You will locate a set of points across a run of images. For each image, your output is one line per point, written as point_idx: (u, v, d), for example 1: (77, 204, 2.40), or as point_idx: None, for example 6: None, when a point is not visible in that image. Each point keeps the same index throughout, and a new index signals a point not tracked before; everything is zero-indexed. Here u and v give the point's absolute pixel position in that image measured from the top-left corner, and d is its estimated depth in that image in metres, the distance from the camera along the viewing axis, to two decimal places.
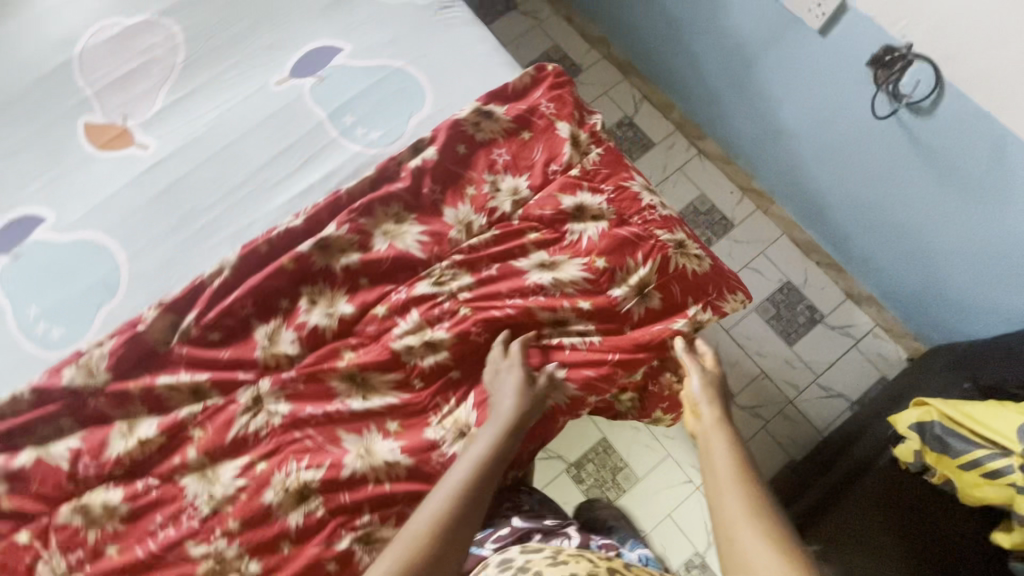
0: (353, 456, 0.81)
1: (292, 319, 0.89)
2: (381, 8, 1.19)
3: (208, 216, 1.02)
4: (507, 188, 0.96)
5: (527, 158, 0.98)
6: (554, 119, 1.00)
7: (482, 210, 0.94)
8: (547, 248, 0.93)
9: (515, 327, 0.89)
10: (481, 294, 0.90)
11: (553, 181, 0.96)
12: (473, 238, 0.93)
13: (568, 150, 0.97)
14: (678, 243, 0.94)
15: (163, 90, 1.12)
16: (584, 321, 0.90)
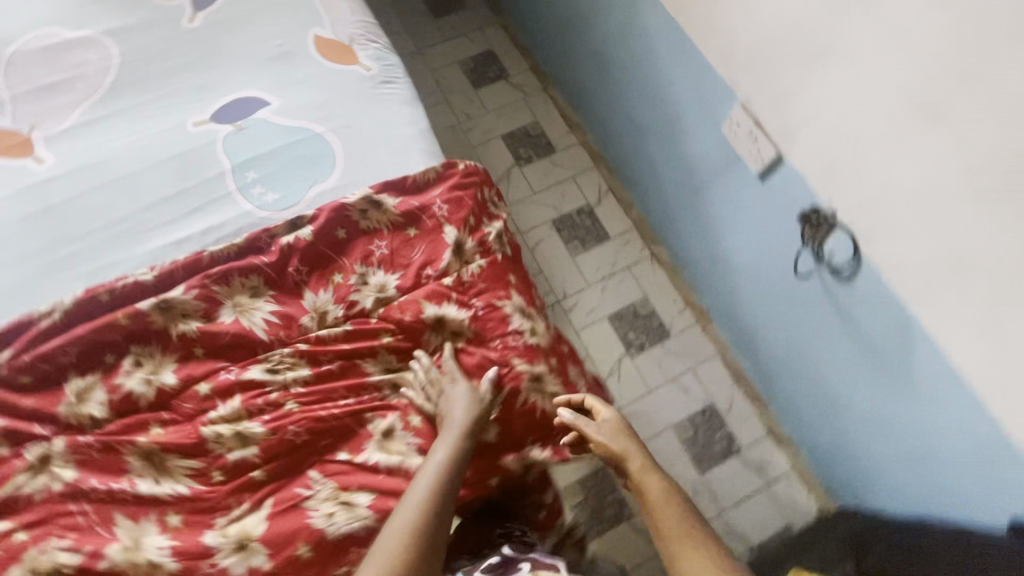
0: (118, 546, 0.75)
1: (111, 378, 0.84)
2: (320, 69, 1.19)
3: (76, 246, 0.98)
4: (376, 282, 0.93)
5: (406, 256, 0.95)
6: (444, 221, 0.98)
7: (342, 301, 0.91)
8: (398, 354, 0.89)
9: (336, 435, 0.83)
10: (313, 391, 0.85)
11: (423, 285, 0.93)
12: (324, 328, 0.89)
13: (448, 258, 0.95)
14: (538, 381, 0.91)
15: (79, 109, 1.11)
16: (409, 439, 0.84)
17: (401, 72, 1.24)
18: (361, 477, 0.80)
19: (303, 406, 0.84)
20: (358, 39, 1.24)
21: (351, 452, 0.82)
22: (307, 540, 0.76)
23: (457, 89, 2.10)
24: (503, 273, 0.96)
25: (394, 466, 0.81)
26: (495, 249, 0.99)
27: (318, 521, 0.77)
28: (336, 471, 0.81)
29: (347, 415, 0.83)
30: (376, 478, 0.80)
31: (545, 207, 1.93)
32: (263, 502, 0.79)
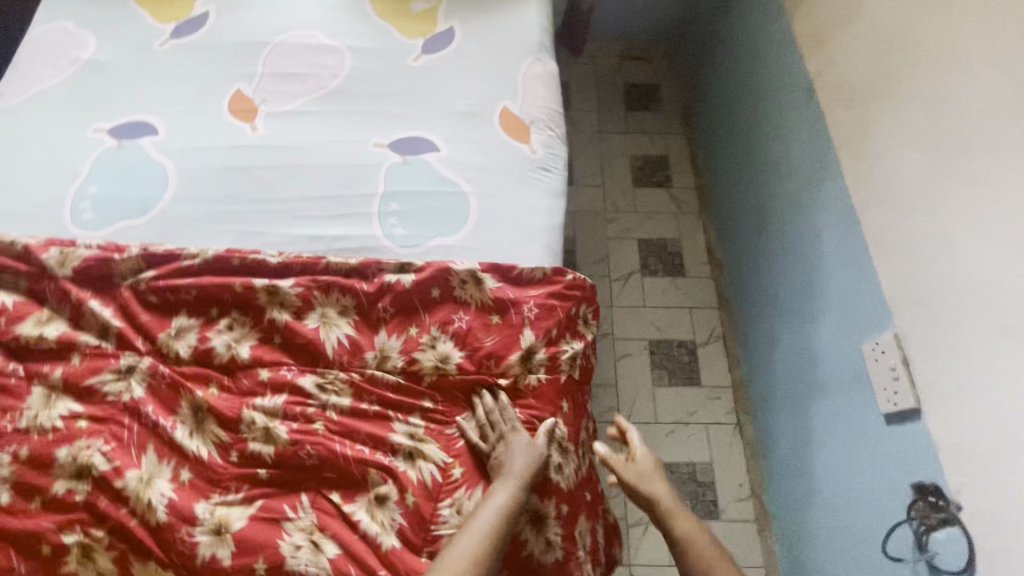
0: (137, 473, 0.85)
1: (206, 328, 0.97)
2: (493, 137, 1.28)
3: (242, 208, 1.16)
4: (442, 350, 0.96)
5: (479, 339, 0.97)
6: (528, 324, 0.99)
7: (405, 353, 0.95)
8: (427, 426, 0.91)
9: (339, 473, 0.86)
10: (343, 422, 0.89)
11: (481, 376, 0.95)
12: (378, 370, 0.94)
13: (514, 361, 0.96)
14: (539, 521, 0.90)
15: (300, 99, 1.32)
16: (397, 511, 0.84)
17: (561, 165, 1.29)
18: (339, 526, 0.83)
19: (327, 433, 0.88)
20: (538, 123, 1.32)
21: (342, 497, 0.85)
22: (267, 559, 0.80)
23: (620, 177, 2.07)
24: (558, 400, 0.96)
25: (369, 533, 0.82)
26: (563, 371, 0.98)
27: (284, 547, 0.81)
28: (322, 508, 0.84)
29: (356, 462, 0.86)
30: (350, 535, 0.82)
31: (647, 324, 1.84)
32: (253, 501, 0.84)
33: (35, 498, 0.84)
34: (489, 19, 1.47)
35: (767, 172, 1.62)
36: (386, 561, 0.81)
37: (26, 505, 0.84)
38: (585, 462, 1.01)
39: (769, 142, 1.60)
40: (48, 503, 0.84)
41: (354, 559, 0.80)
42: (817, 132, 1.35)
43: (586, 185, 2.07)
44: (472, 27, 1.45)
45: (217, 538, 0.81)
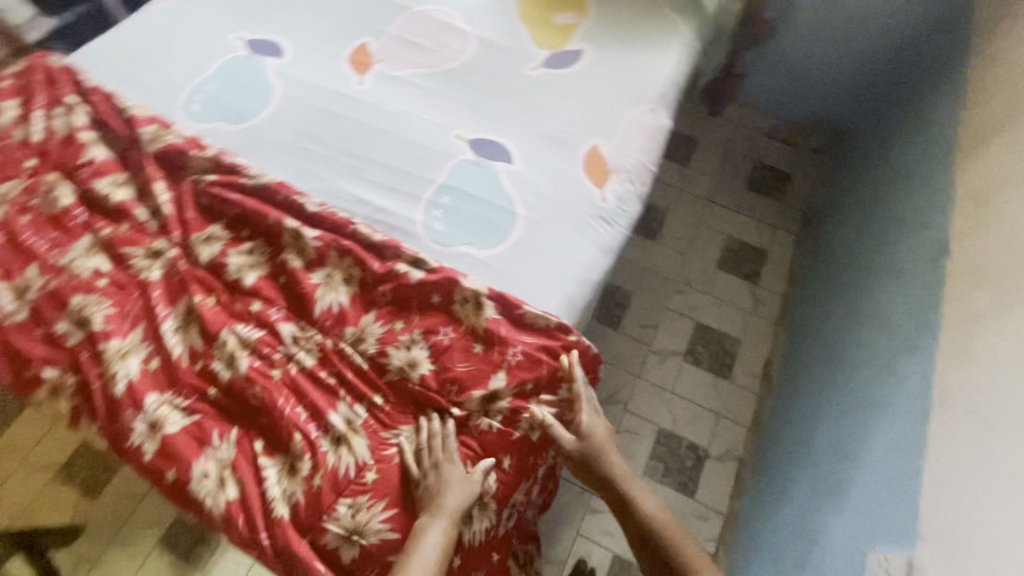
0: (118, 344, 0.93)
1: (232, 245, 1.05)
2: (569, 170, 1.24)
3: (317, 150, 1.23)
4: (415, 356, 0.95)
5: (453, 362, 0.95)
6: (507, 368, 0.95)
7: (381, 343, 0.96)
8: (367, 420, 0.91)
9: (272, 426, 0.89)
10: (297, 380, 0.92)
11: (438, 397, 0.93)
12: (350, 348, 0.95)
13: (475, 398, 0.93)
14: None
15: (413, 70, 1.36)
16: (300, 486, 0.85)
17: (624, 223, 1.22)
18: (248, 473, 0.86)
19: (279, 385, 0.91)
20: (620, 173, 1.26)
21: (264, 450, 0.88)
22: (179, 472, 0.85)
23: (707, 253, 1.88)
24: (499, 455, 0.92)
25: (269, 494, 0.84)
26: (519, 429, 0.93)
27: (196, 468, 0.86)
28: (244, 450, 0.88)
29: (289, 424, 0.88)
30: (253, 486, 0.85)
31: (664, 412, 1.65)
32: (194, 416, 0.90)
33: (42, 327, 0.96)
34: (623, 54, 1.41)
35: (860, 314, 1.39)
36: (270, 526, 0.83)
37: (34, 330, 0.96)
38: (506, 524, 0.95)
39: (872, 289, 1.39)
40: (48, 336, 0.95)
41: (247, 510, 0.84)
42: (918, 305, 1.16)
43: (667, 243, 1.88)
44: (602, 56, 1.41)
45: (150, 432, 0.88)
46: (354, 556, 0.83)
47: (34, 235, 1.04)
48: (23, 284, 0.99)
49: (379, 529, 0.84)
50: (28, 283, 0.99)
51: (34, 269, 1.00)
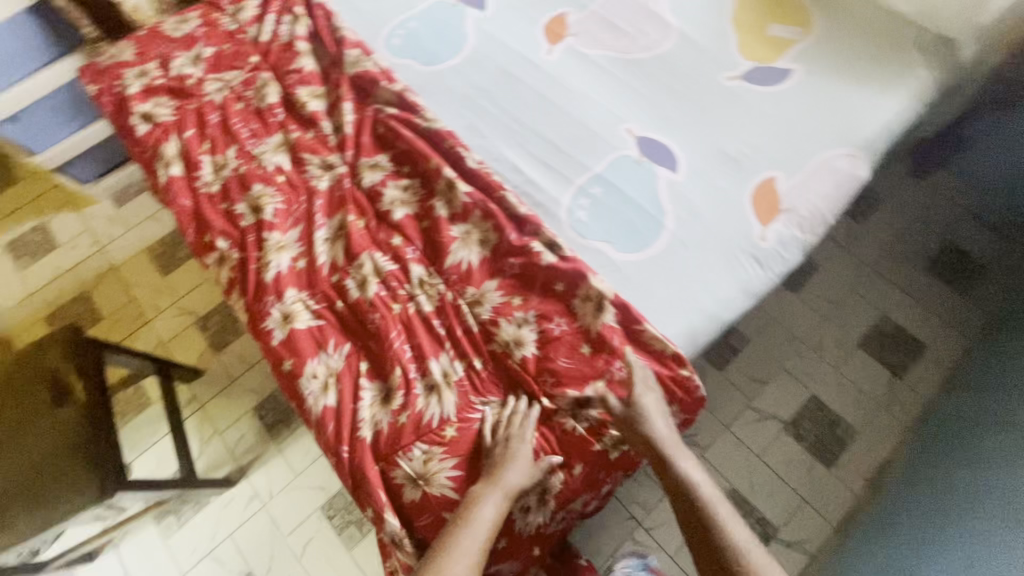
0: (280, 237, 1.05)
1: (392, 178, 1.11)
2: (734, 197, 1.15)
3: (489, 108, 1.25)
4: (523, 335, 0.95)
5: (557, 354, 0.94)
6: (608, 378, 0.92)
7: (495, 312, 0.97)
8: (461, 379, 0.93)
9: (380, 353, 0.95)
10: (412, 320, 0.96)
11: (532, 382, 0.93)
12: (466, 307, 0.98)
13: (568, 397, 0.92)
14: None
15: (603, 52, 1.32)
16: (388, 416, 0.90)
17: (776, 270, 1.11)
18: (348, 387, 0.93)
19: (396, 319, 0.96)
20: (791, 215, 1.14)
21: (367, 372, 0.94)
22: (294, 365, 0.95)
23: (854, 324, 1.63)
24: (573, 459, 0.91)
25: (360, 412, 0.91)
26: (600, 442, 0.91)
27: (309, 366, 0.94)
28: (350, 366, 0.95)
29: (394, 357, 0.93)
30: (349, 400, 0.92)
31: (745, 475, 1.50)
32: (319, 321, 0.98)
33: (225, 202, 1.10)
34: (838, 85, 1.25)
35: None
36: (352, 442, 0.89)
37: (219, 202, 1.11)
38: (555, 524, 0.95)
39: None
40: (228, 211, 1.09)
41: (338, 420, 0.91)
42: None
43: (810, 298, 1.67)
44: (813, 82, 1.26)
45: (281, 322, 0.97)
46: (414, 498, 0.87)
47: (240, 122, 1.18)
48: (222, 161, 1.14)
49: (443, 483, 0.87)
50: (225, 162, 1.14)
51: (234, 150, 1.14)
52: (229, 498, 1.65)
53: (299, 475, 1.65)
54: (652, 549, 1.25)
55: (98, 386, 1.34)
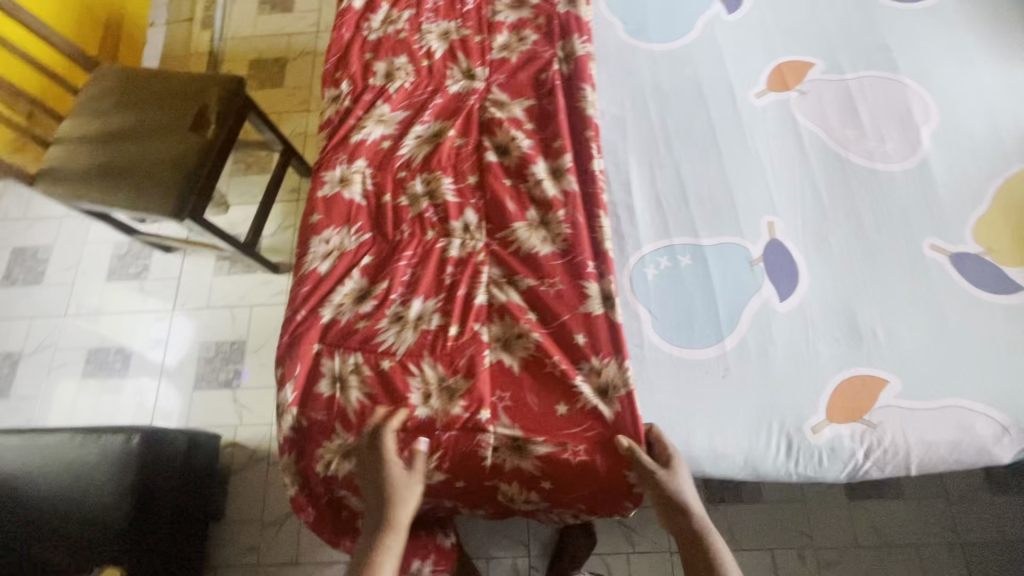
0: (387, 111, 1.05)
1: (512, 124, 1.03)
2: (819, 371, 0.94)
3: (651, 113, 1.11)
4: (512, 347, 0.89)
5: (529, 388, 0.87)
6: (553, 451, 0.84)
7: (506, 305, 0.91)
8: (429, 331, 0.89)
9: (387, 261, 0.95)
10: (433, 256, 0.94)
11: (486, 391, 0.86)
12: (484, 279, 0.92)
13: (506, 431, 0.85)
14: (348, 457, 0.86)
15: (813, 131, 1.10)
16: (354, 314, 0.91)
17: (801, 469, 0.91)
18: (345, 266, 0.94)
19: (420, 246, 0.95)
20: (868, 432, 0.91)
21: (365, 268, 0.95)
22: (318, 221, 0.98)
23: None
24: (463, 475, 0.85)
25: (336, 295, 0.92)
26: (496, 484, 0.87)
27: (327, 231, 0.97)
28: (357, 253, 0.96)
29: (393, 274, 0.93)
30: (336, 277, 0.94)
31: None
32: (362, 201, 1.00)
33: (371, 52, 1.12)
34: None
35: None
36: (311, 311, 0.92)
37: (367, 49, 1.12)
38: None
39: None
40: (367, 62, 1.11)
41: (315, 286, 0.93)
42: None
43: (852, 514, 1.38)
44: None
45: (335, 179, 1.00)
46: (322, 393, 0.87)
47: None
48: (395, 16, 1.14)
49: (351, 400, 0.86)
50: (397, 19, 1.14)
51: (409, 12, 1.14)
52: (270, 281, 1.93)
53: None
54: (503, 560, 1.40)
55: (227, 138, 1.55)
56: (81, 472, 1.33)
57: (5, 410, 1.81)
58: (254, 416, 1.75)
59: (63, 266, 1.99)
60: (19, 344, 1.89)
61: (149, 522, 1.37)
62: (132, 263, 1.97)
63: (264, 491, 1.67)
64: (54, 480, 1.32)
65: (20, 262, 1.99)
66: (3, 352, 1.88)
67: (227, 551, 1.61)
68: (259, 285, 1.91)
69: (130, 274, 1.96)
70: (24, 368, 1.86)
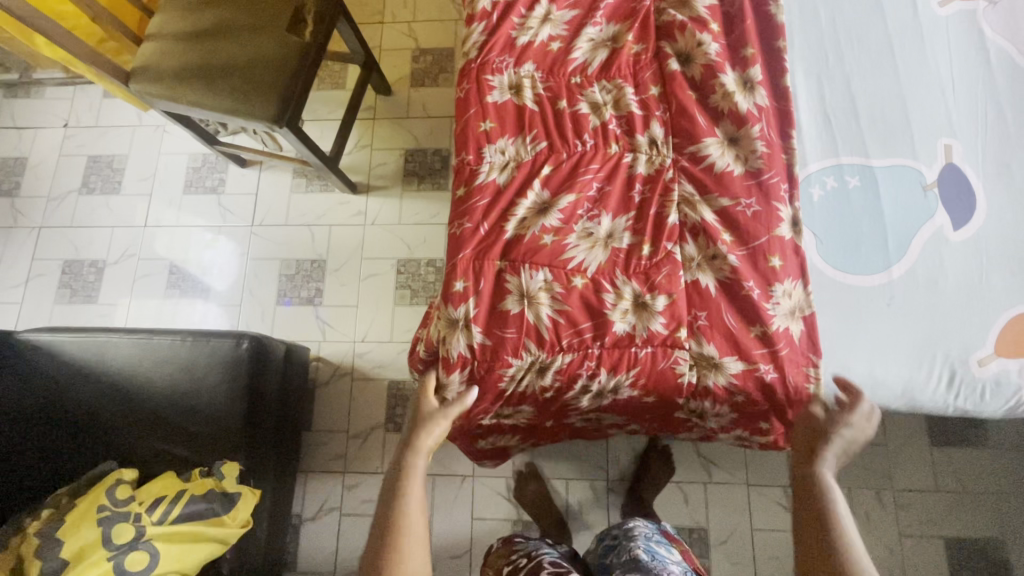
0: (551, 10, 0.98)
1: (695, 25, 0.96)
2: (990, 304, 0.90)
3: (831, 23, 1.01)
4: (707, 267, 0.87)
5: (726, 307, 0.86)
6: (748, 373, 0.85)
7: (699, 226, 0.88)
8: (619, 250, 0.88)
9: (569, 169, 0.91)
10: (623, 171, 0.91)
11: (684, 310, 0.86)
12: (676, 197, 0.90)
13: (701, 350, 0.85)
14: (542, 373, 0.87)
15: (1006, 46, 0.99)
16: (540, 227, 0.88)
17: (960, 402, 0.89)
18: (527, 171, 0.92)
19: (605, 158, 0.92)
20: None
21: (545, 178, 0.91)
22: (490, 129, 0.93)
23: (957, 520, 1.35)
24: (658, 392, 0.87)
25: (514, 207, 0.89)
26: (687, 399, 0.88)
27: (497, 140, 0.93)
28: (535, 163, 0.92)
29: (578, 187, 0.90)
30: (515, 193, 0.90)
31: (728, 525, 1.38)
32: (534, 106, 0.95)
33: None
34: None
35: None
36: (494, 226, 0.89)
37: None
38: (578, 413, 0.96)
39: None
40: None
41: (493, 200, 0.90)
42: None
43: (936, 453, 1.39)
44: None
45: (505, 87, 0.95)
46: (510, 309, 0.85)
47: None
48: None
49: (541, 316, 0.85)
50: None
51: None
52: (345, 199, 1.85)
53: (402, 219, 1.81)
54: (597, 470, 1.43)
55: (321, 40, 1.46)
56: (197, 373, 1.29)
57: (96, 315, 1.82)
58: (338, 334, 1.75)
59: (140, 175, 1.94)
60: (104, 252, 1.88)
61: (259, 423, 1.33)
62: (209, 176, 1.92)
63: (348, 404, 1.68)
64: (170, 378, 1.29)
65: (96, 170, 1.95)
66: (89, 259, 1.87)
67: (311, 459, 1.65)
68: (338, 201, 1.85)
69: (207, 187, 1.91)
70: (109, 276, 1.86)
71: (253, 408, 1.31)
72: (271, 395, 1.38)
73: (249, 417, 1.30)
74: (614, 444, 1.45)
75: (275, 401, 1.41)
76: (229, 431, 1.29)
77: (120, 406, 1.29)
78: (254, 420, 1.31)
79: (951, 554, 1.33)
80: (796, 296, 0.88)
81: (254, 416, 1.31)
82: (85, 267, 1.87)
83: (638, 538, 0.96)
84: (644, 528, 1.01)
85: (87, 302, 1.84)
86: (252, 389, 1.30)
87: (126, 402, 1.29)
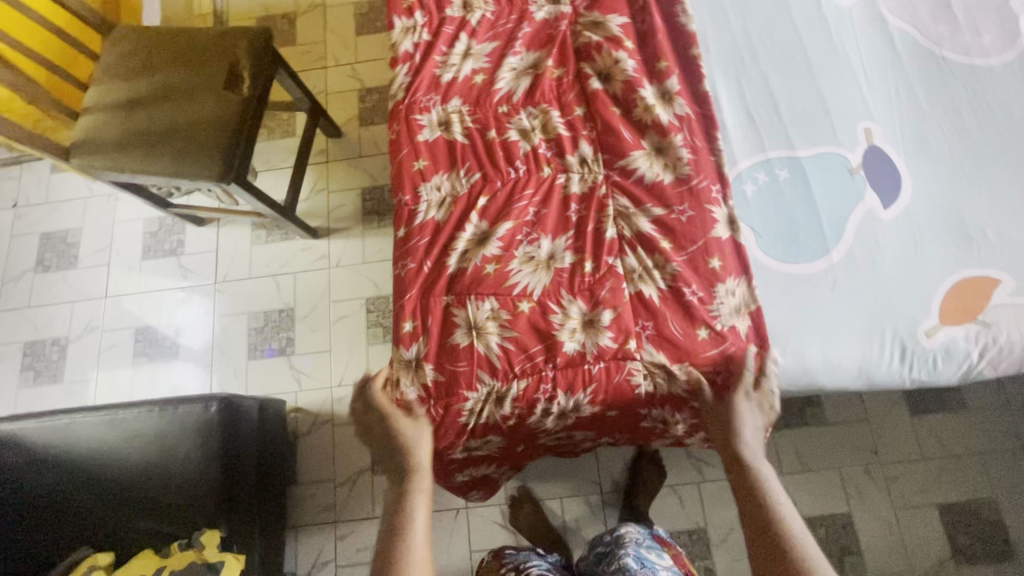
0: (471, 44, 1.01)
1: (611, 45, 0.99)
2: (929, 275, 0.92)
3: (742, 26, 1.05)
4: (649, 277, 0.89)
5: (671, 315, 0.87)
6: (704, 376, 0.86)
7: (636, 238, 0.90)
8: (562, 270, 0.89)
9: (505, 196, 0.93)
10: (558, 192, 0.93)
11: (631, 321, 0.87)
12: (611, 212, 0.91)
13: (651, 358, 0.86)
14: (500, 402, 0.86)
15: (908, 28, 1.04)
16: (481, 257, 0.89)
17: (915, 374, 0.90)
18: (464, 204, 0.93)
19: (538, 182, 0.93)
20: (982, 331, 0.90)
21: (482, 209, 0.92)
22: (424, 167, 0.95)
23: (948, 486, 1.36)
24: (618, 405, 0.87)
25: (454, 241, 0.90)
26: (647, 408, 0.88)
27: (432, 177, 0.94)
28: (471, 195, 0.93)
29: (515, 214, 0.91)
30: (453, 227, 0.91)
31: (726, 522, 1.37)
32: (465, 139, 0.96)
33: None
34: None
35: None
36: (437, 262, 0.90)
37: None
38: (546, 435, 0.96)
39: None
40: None
41: (434, 237, 0.91)
42: None
43: (918, 421, 1.40)
44: None
45: (434, 125, 0.97)
46: (459, 343, 0.86)
47: None
48: None
49: (491, 346, 0.85)
50: None
51: None
52: (308, 244, 1.84)
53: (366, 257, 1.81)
54: (589, 484, 1.41)
55: (259, 94, 1.47)
56: (167, 444, 1.26)
57: (63, 395, 1.77)
58: (314, 381, 1.72)
59: (95, 247, 1.91)
60: (65, 328, 1.84)
61: (237, 485, 1.29)
62: (166, 239, 1.90)
63: (332, 451, 1.65)
64: (140, 453, 1.25)
65: (50, 248, 1.92)
66: (50, 338, 1.83)
67: (300, 512, 1.61)
68: (301, 246, 1.84)
69: (165, 251, 1.89)
70: (73, 352, 1.81)
71: (228, 471, 1.27)
72: (247, 455, 1.34)
73: (226, 482, 1.26)
74: (602, 457, 1.44)
75: (253, 461, 1.38)
76: (206, 499, 1.25)
77: (91, 489, 1.25)
78: (232, 483, 1.28)
79: (947, 520, 1.34)
80: (738, 296, 0.89)
81: (231, 479, 1.27)
82: (47, 347, 1.82)
83: (628, 545, 0.95)
84: (635, 533, 1.00)
85: (52, 383, 1.79)
86: (225, 452, 1.27)
87: (97, 484, 1.25)
